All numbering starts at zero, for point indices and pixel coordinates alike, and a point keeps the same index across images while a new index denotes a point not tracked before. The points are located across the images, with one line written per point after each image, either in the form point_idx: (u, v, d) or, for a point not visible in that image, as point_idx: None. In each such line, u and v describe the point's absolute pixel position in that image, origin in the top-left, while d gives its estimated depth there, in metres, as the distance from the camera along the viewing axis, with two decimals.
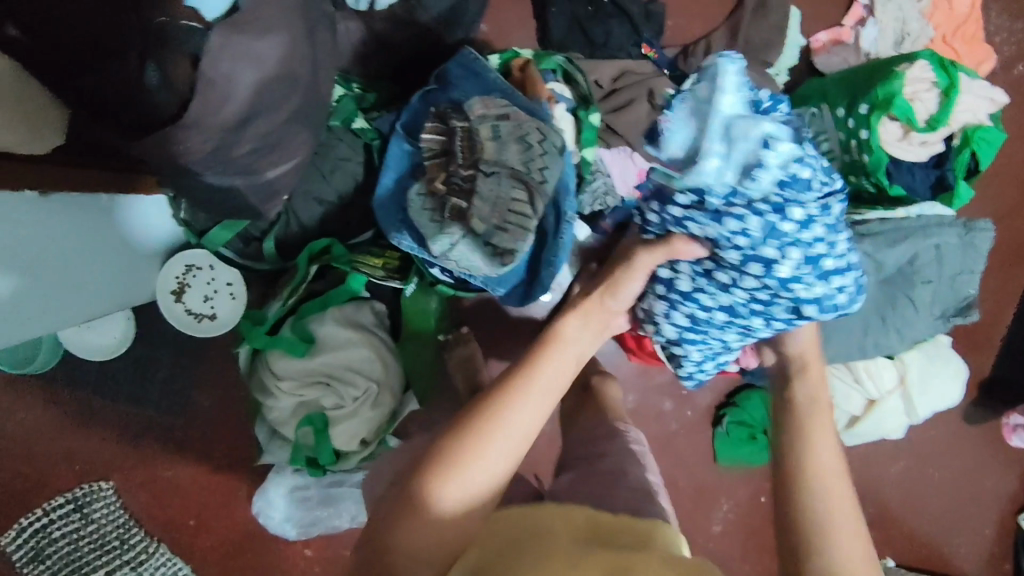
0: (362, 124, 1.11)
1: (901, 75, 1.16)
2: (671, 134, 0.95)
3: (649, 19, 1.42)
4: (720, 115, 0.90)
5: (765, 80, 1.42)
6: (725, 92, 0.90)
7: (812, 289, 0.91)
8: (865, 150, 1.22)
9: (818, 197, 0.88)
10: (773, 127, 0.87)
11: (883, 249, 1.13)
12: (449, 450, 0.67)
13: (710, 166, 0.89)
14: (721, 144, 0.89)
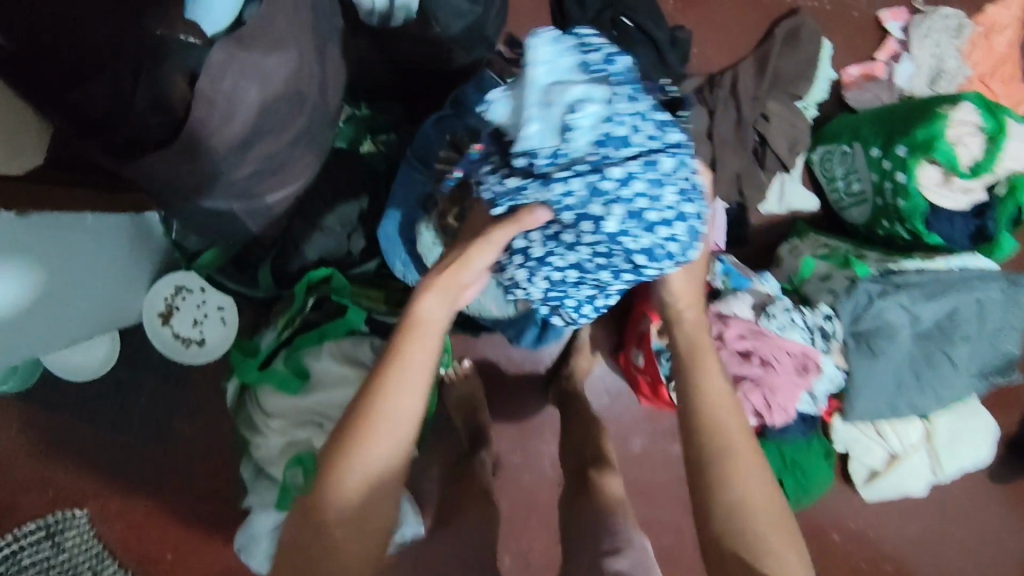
0: (370, 147, 1.08)
1: (945, 117, 1.09)
2: (494, 106, 0.72)
3: (675, 46, 1.36)
4: (537, 85, 0.69)
5: (793, 114, 1.36)
6: (546, 54, 0.68)
7: (637, 242, 0.74)
8: (901, 195, 1.16)
9: (640, 151, 0.69)
10: (594, 87, 0.68)
11: (921, 302, 1.05)
12: (340, 438, 0.72)
13: (545, 138, 0.68)
14: (547, 106, 0.68)
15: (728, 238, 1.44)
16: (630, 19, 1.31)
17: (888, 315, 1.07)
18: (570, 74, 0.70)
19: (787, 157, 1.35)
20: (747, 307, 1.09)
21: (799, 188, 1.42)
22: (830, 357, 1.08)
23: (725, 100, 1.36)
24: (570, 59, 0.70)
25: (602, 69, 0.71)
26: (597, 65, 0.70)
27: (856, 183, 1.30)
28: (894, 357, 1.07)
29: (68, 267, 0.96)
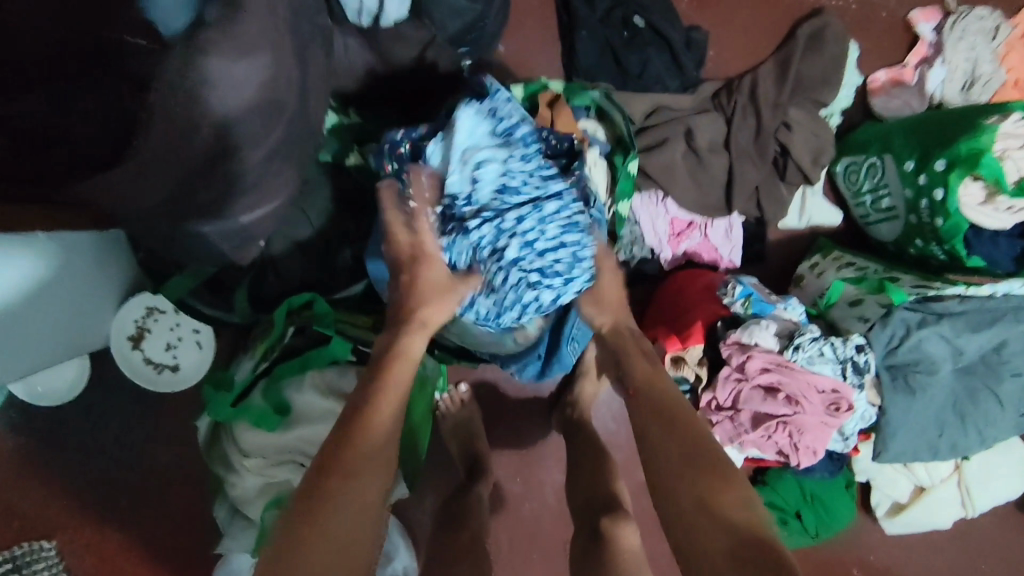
0: (356, 160, 0.97)
1: (992, 129, 1.01)
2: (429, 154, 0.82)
3: (690, 48, 1.26)
4: (457, 144, 0.80)
5: (817, 123, 1.28)
6: (464, 122, 0.81)
7: (537, 272, 0.82)
8: (939, 213, 1.07)
9: (532, 199, 0.81)
10: (498, 150, 0.81)
11: (964, 334, 0.98)
12: (330, 452, 0.68)
13: (458, 187, 0.80)
14: (460, 162, 0.80)
15: (746, 255, 1.34)
16: (643, 19, 1.21)
17: (926, 347, 0.98)
18: (486, 137, 0.82)
19: (810, 169, 1.26)
20: (772, 337, 0.99)
21: (822, 201, 1.32)
22: (863, 393, 0.99)
23: (744, 107, 1.26)
24: (486, 122, 0.82)
25: (513, 130, 0.82)
26: (508, 127, 0.82)
27: (885, 199, 1.21)
28: (934, 394, 0.98)
29: (30, 296, 0.86)
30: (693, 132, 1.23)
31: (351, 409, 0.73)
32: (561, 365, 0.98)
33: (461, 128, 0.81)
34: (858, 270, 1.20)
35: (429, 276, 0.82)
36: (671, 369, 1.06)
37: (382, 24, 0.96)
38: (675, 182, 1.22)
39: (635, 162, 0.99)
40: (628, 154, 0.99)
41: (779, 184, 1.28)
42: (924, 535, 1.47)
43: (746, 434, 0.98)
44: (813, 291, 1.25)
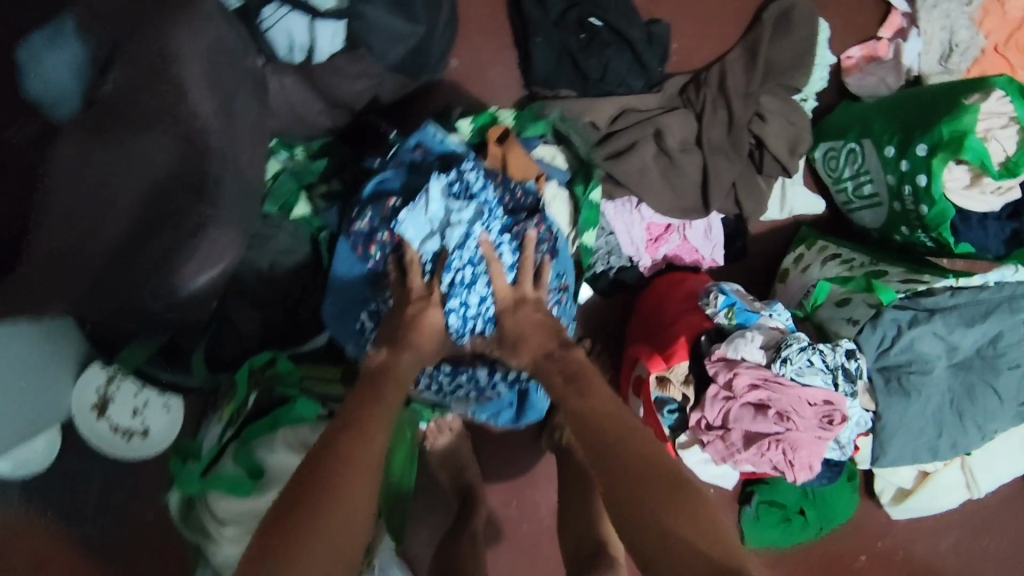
0: (303, 209, 0.92)
1: (973, 109, 0.96)
2: (404, 220, 0.83)
3: (652, 44, 1.20)
4: (432, 214, 0.83)
5: (791, 110, 1.22)
6: (436, 193, 0.83)
7: None
8: (924, 200, 1.02)
9: (509, 255, 0.86)
10: (473, 214, 0.84)
11: (957, 329, 0.93)
12: (315, 473, 0.62)
13: (430, 250, 0.84)
14: (439, 229, 0.84)
15: (727, 253, 1.29)
16: (600, 19, 1.15)
17: (919, 346, 0.94)
18: (457, 203, 0.84)
19: (787, 160, 1.20)
20: (758, 350, 0.95)
21: (801, 191, 1.27)
22: (857, 400, 0.94)
23: (713, 100, 1.21)
24: (457, 191, 0.84)
25: (485, 193, 0.85)
26: (480, 191, 0.84)
27: (867, 185, 1.16)
28: (931, 394, 0.94)
29: None
30: (663, 133, 1.17)
31: (333, 434, 0.68)
32: (533, 410, 0.94)
33: (439, 195, 0.83)
34: (844, 263, 1.15)
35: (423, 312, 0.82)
36: (657, 390, 1.01)
37: (315, 60, 0.89)
38: (648, 187, 1.17)
39: (598, 190, 0.94)
40: (589, 181, 0.94)
41: (758, 177, 1.23)
42: (932, 518, 1.44)
43: (739, 454, 0.94)
44: (797, 288, 1.21)
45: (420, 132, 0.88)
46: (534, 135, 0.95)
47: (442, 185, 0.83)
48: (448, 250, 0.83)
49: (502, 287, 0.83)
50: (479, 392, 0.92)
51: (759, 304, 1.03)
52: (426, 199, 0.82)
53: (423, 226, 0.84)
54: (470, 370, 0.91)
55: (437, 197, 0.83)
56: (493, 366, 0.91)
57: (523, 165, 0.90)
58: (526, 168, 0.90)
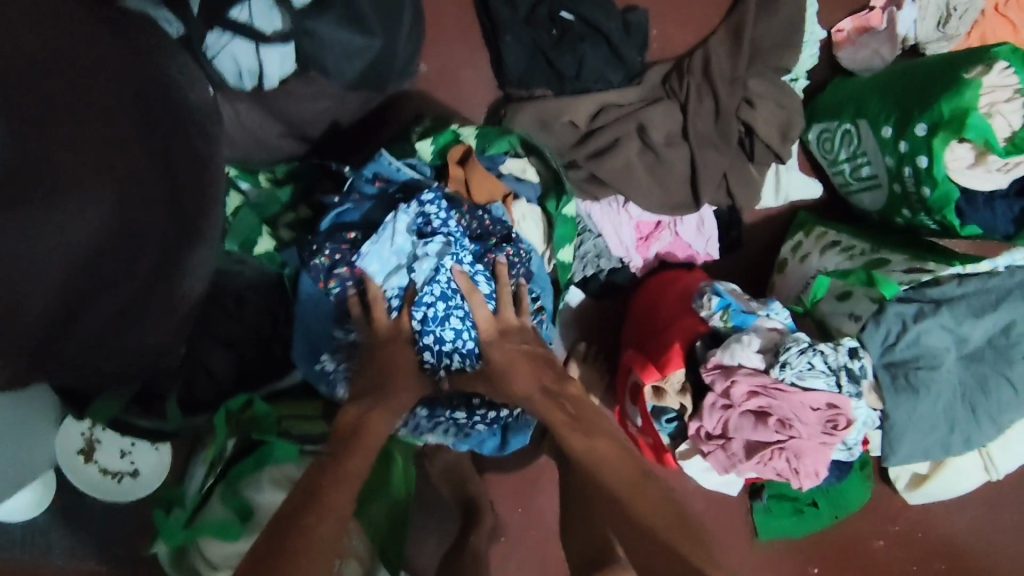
0: (265, 244, 0.90)
1: (975, 84, 0.89)
2: (369, 255, 0.82)
3: (628, 34, 1.14)
4: (396, 247, 0.82)
5: (783, 93, 1.16)
6: (399, 227, 0.81)
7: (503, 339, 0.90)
8: (925, 182, 0.96)
9: (476, 285, 0.86)
10: (438, 246, 0.83)
11: (966, 321, 0.88)
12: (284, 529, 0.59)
13: (396, 285, 0.84)
14: (405, 262, 0.83)
15: (721, 245, 1.25)
16: (571, 11, 1.09)
17: (926, 340, 0.88)
18: (421, 235, 0.83)
19: (779, 147, 1.15)
20: (755, 355, 0.90)
21: (796, 175, 1.22)
22: (862, 400, 0.89)
23: (698, 88, 1.14)
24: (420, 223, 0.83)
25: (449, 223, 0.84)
26: (444, 222, 0.83)
27: (865, 167, 1.10)
28: (941, 389, 0.89)
29: None
30: (646, 128, 1.12)
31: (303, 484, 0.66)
32: (517, 440, 0.93)
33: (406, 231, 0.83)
34: (844, 251, 1.10)
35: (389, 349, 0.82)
36: (653, 399, 0.97)
37: (266, 87, 0.85)
38: (634, 185, 1.12)
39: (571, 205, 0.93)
40: (561, 196, 0.93)
41: (750, 166, 1.17)
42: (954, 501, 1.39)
43: (741, 465, 0.90)
44: (796, 278, 1.16)
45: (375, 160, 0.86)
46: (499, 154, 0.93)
47: (408, 219, 0.82)
48: (416, 283, 0.84)
49: (482, 319, 0.84)
50: (459, 429, 0.92)
51: (755, 304, 0.99)
52: (389, 234, 0.81)
53: (389, 260, 0.83)
54: (453, 406, 0.91)
55: (400, 230, 0.82)
56: (475, 400, 0.92)
57: (488, 186, 0.89)
58: (490, 189, 0.89)
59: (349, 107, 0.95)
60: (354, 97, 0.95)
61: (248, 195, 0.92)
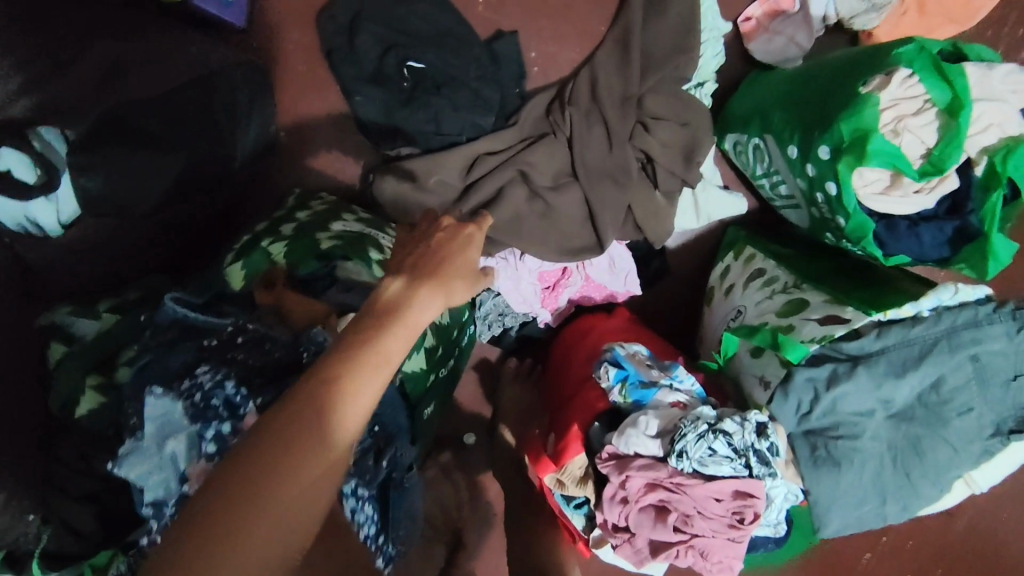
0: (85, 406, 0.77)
1: (872, 101, 0.75)
2: (127, 459, 0.61)
3: (497, 70, 1.02)
4: (150, 446, 0.61)
5: (684, 107, 1.01)
6: (154, 420, 0.61)
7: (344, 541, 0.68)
8: (839, 211, 0.82)
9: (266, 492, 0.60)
10: (203, 444, 0.60)
11: (887, 382, 0.76)
12: (226, 504, 0.42)
13: (154, 501, 0.60)
14: (164, 469, 0.60)
15: (644, 277, 1.13)
16: (425, 57, 0.97)
17: (844, 407, 0.77)
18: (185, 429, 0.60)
19: (685, 171, 1.01)
20: (652, 441, 0.81)
21: (715, 192, 1.08)
22: (778, 479, 0.79)
23: (585, 115, 1.01)
24: (185, 411, 0.61)
25: (219, 409, 0.60)
26: (212, 408, 0.60)
27: (782, 185, 0.96)
28: (866, 460, 0.77)
29: None
30: (529, 172, 1.00)
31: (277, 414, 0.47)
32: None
33: (179, 418, 0.61)
34: (766, 284, 0.97)
35: (456, 251, 0.63)
36: (557, 488, 0.90)
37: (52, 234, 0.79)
38: (525, 238, 1.00)
39: None
40: None
41: (658, 196, 1.03)
42: (973, 520, 1.22)
43: (650, 561, 0.83)
44: (722, 314, 1.04)
45: (168, 307, 0.71)
46: (312, 260, 0.76)
47: (163, 401, 0.61)
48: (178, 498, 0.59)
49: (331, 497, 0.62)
50: None
51: (657, 372, 0.90)
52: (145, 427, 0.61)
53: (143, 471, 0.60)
54: None
55: (158, 425, 0.61)
56: None
57: (299, 308, 0.70)
58: (310, 313, 0.70)
59: (183, 214, 0.88)
60: (187, 206, 0.89)
61: (97, 327, 0.83)
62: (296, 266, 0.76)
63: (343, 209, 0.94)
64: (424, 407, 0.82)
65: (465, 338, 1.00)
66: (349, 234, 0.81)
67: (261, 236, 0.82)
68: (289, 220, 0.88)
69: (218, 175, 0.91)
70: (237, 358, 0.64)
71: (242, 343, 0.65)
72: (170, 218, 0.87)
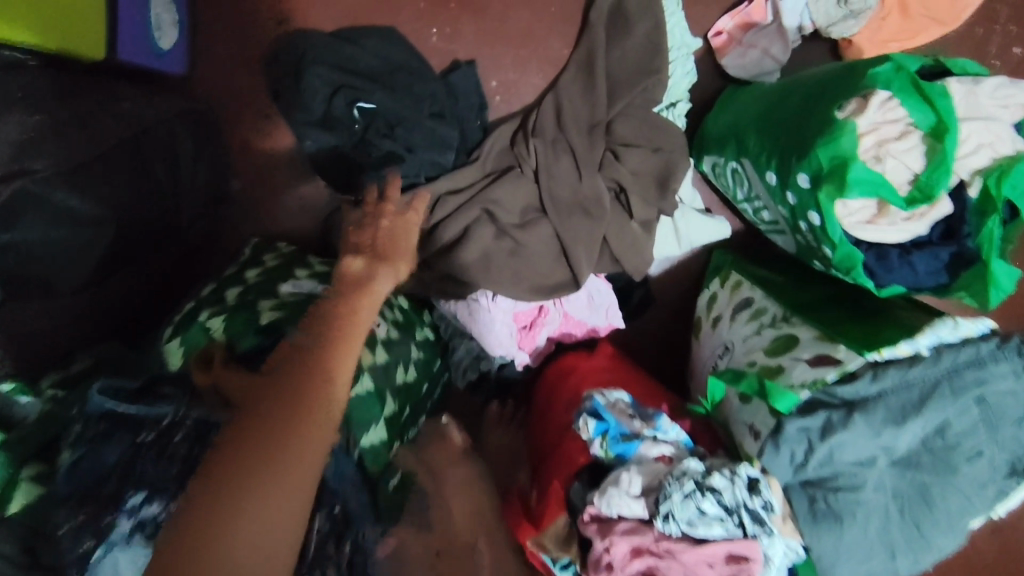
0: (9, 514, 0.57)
1: (849, 128, 0.69)
2: None
3: (454, 106, 0.97)
4: None
5: (656, 131, 0.96)
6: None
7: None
8: (824, 242, 0.76)
9: None
10: None
11: (886, 429, 0.69)
12: (242, 476, 0.51)
13: None
14: None
15: (625, 310, 1.08)
16: (378, 96, 0.92)
17: (840, 457, 0.70)
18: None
19: (660, 200, 0.95)
20: (636, 501, 0.75)
21: (695, 218, 1.02)
22: (775, 537, 0.71)
23: (551, 144, 0.96)
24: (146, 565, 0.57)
25: None
26: None
27: (765, 211, 0.90)
28: (869, 515, 0.70)
29: None
30: (495, 209, 0.94)
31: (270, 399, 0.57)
32: None
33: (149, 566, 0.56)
34: (754, 316, 0.90)
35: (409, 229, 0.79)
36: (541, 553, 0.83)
37: None
38: (496, 279, 0.93)
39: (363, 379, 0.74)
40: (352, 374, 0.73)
41: (636, 226, 0.97)
42: None
43: None
44: (710, 348, 0.98)
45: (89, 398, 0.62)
46: (250, 334, 0.70)
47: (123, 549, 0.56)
48: None
49: None
50: None
51: (640, 423, 0.84)
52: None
53: None
54: None
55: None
56: None
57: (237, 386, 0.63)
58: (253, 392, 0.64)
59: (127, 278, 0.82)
60: (129, 275, 0.83)
61: (41, 408, 0.67)
62: (235, 342, 0.69)
63: (295, 262, 0.90)
64: (390, 477, 0.77)
65: (434, 391, 0.97)
66: (293, 299, 0.75)
67: (199, 309, 0.77)
68: (236, 282, 0.83)
69: (167, 233, 0.88)
70: (179, 454, 0.59)
71: (180, 440, 0.60)
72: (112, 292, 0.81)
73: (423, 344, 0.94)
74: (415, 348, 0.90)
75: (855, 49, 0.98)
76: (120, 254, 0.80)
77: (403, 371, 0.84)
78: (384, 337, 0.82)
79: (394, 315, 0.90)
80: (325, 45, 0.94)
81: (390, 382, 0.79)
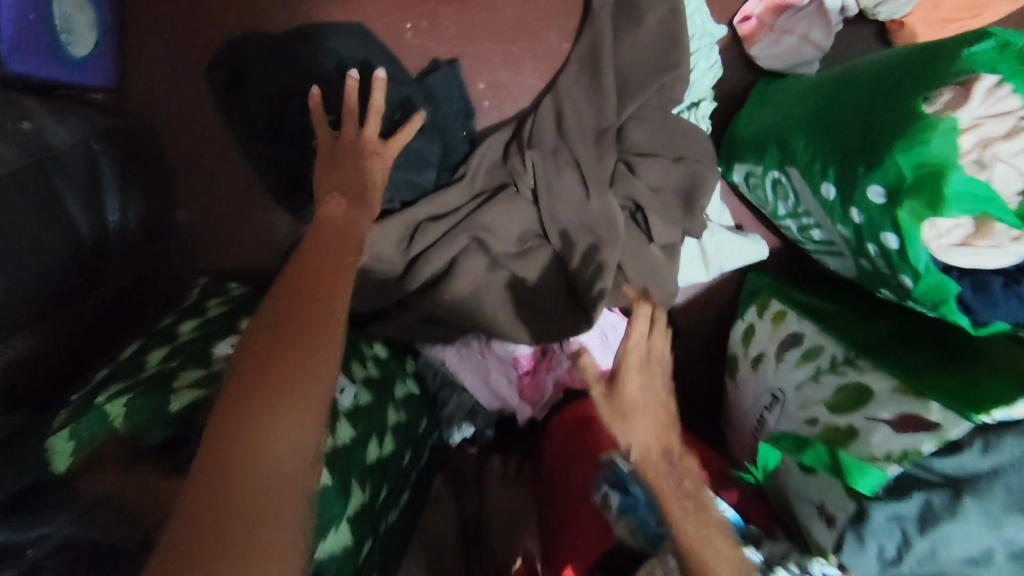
0: None
1: (938, 126, 0.53)
2: None
3: (436, 113, 0.81)
4: None
5: (675, 137, 0.80)
6: None
7: None
8: (902, 269, 0.60)
9: None
10: None
11: (1008, 517, 0.51)
12: (250, 423, 0.43)
13: None
14: None
15: None
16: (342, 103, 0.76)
17: (947, 555, 0.52)
18: None
19: (686, 221, 0.80)
20: None
21: (727, 238, 0.86)
22: None
23: (552, 154, 0.80)
24: None
25: None
26: None
27: (815, 228, 0.74)
28: None
29: None
30: (487, 236, 0.79)
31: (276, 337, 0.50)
32: None
33: None
34: (806, 358, 0.74)
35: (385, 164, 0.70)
36: None
37: None
38: (491, 321, 0.79)
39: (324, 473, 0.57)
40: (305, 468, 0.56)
41: (654, 250, 0.81)
42: None
43: None
44: (749, 394, 0.81)
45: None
46: (158, 424, 0.55)
47: None
48: None
49: None
50: None
51: None
52: None
53: None
54: None
55: None
56: None
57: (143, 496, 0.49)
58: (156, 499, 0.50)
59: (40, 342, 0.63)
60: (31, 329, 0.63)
61: None
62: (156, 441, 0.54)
63: (245, 309, 0.74)
64: None
65: (419, 458, 0.82)
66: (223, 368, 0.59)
67: (107, 384, 0.61)
68: (166, 340, 0.67)
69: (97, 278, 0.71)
70: None
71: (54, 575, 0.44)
72: (7, 355, 0.60)
73: (404, 403, 0.78)
74: (392, 410, 0.75)
75: (910, 31, 0.82)
76: (19, 303, 0.60)
77: (377, 445, 0.69)
78: (350, 406, 0.67)
79: (365, 372, 0.74)
80: (276, 46, 0.78)
81: (358, 464, 0.63)
